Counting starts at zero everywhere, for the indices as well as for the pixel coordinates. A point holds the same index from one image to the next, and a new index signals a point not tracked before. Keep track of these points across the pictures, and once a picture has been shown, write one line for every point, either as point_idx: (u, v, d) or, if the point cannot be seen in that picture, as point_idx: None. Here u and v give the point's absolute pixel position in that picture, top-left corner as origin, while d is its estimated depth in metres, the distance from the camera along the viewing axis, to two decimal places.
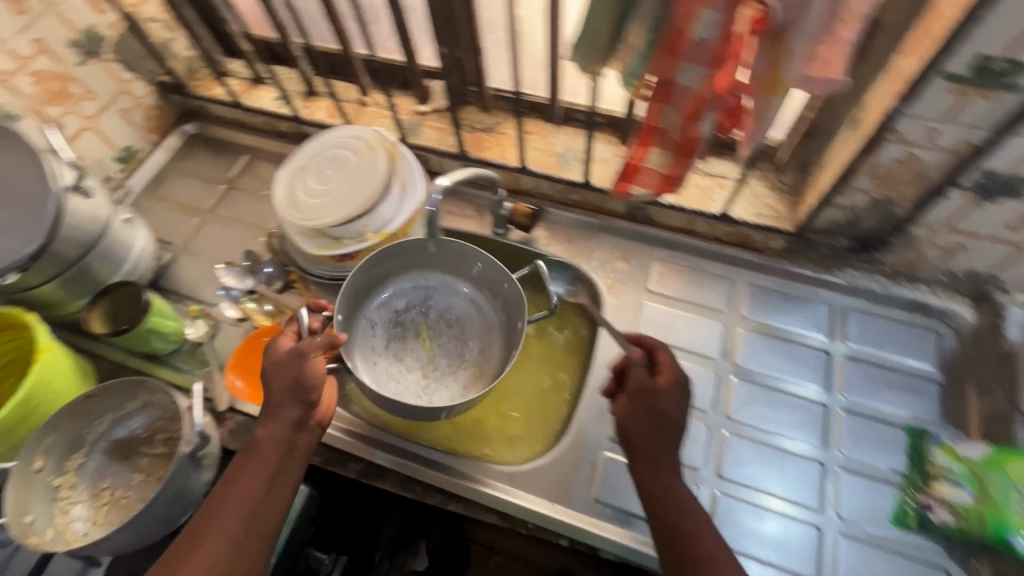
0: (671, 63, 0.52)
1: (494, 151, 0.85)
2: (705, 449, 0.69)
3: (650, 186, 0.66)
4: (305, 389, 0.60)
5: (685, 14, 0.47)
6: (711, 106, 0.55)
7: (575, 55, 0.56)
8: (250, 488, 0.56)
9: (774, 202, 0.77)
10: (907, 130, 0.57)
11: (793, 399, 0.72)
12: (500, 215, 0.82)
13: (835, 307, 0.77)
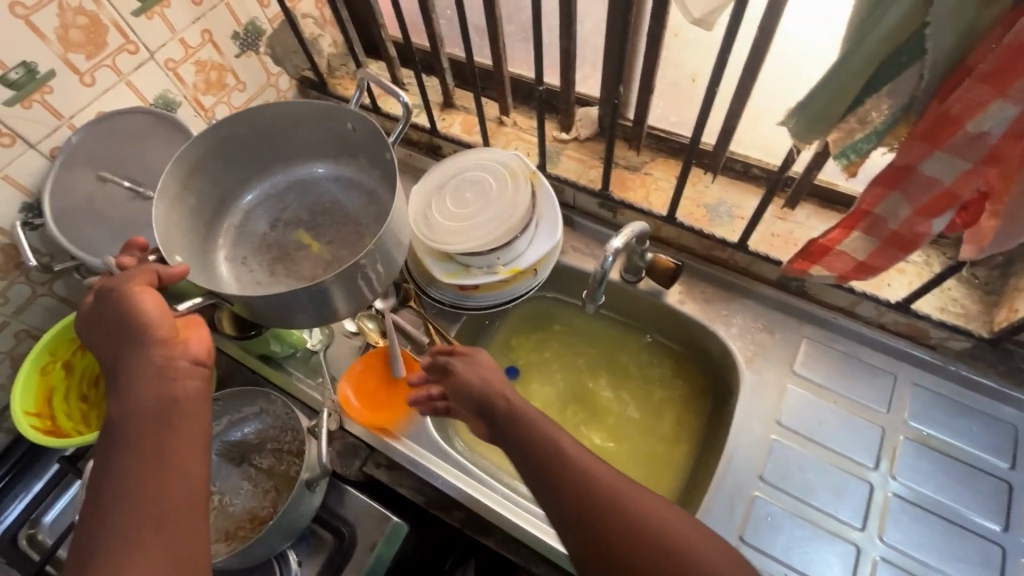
0: (923, 151, 0.44)
1: (638, 192, 0.79)
2: (851, 574, 0.61)
3: (839, 270, 0.59)
4: (146, 323, 0.49)
5: (966, 101, 0.39)
6: (958, 203, 0.46)
7: (795, 122, 0.48)
8: (111, 464, 0.45)
9: (963, 299, 0.68)
10: None
11: (961, 531, 0.63)
12: (636, 262, 0.76)
13: (1021, 429, 0.66)
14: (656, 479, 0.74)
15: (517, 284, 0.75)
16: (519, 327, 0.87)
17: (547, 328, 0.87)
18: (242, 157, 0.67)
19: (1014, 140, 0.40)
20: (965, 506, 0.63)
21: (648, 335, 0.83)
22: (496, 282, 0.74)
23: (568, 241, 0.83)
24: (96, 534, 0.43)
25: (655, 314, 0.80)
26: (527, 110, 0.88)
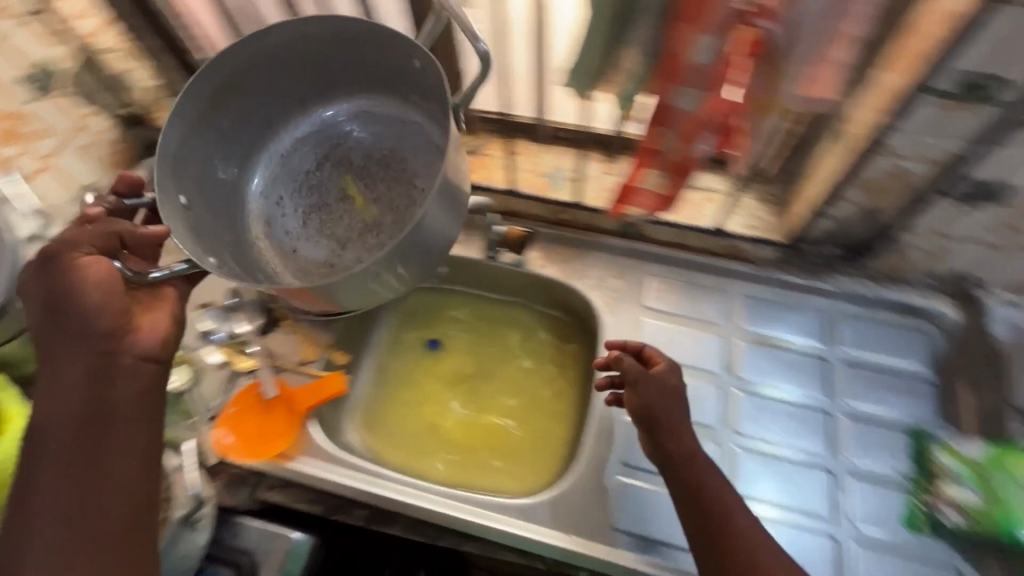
0: (667, 88, 0.52)
1: (480, 173, 0.84)
2: (718, 469, 0.69)
3: (646, 208, 0.66)
4: (86, 308, 0.51)
5: (680, 38, 0.48)
6: (709, 129, 0.55)
7: (572, 81, 0.55)
8: (42, 468, 0.47)
9: (764, 214, 0.79)
10: (900, 144, 0.59)
11: (797, 408, 0.73)
12: (492, 238, 0.81)
13: (829, 313, 0.77)
14: (549, 429, 0.79)
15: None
16: (403, 325, 0.88)
17: (430, 320, 0.88)
18: (230, 124, 0.60)
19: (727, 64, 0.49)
20: (797, 386, 0.74)
21: (522, 304, 0.87)
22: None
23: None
24: (18, 539, 0.46)
25: (520, 283, 0.84)
26: None
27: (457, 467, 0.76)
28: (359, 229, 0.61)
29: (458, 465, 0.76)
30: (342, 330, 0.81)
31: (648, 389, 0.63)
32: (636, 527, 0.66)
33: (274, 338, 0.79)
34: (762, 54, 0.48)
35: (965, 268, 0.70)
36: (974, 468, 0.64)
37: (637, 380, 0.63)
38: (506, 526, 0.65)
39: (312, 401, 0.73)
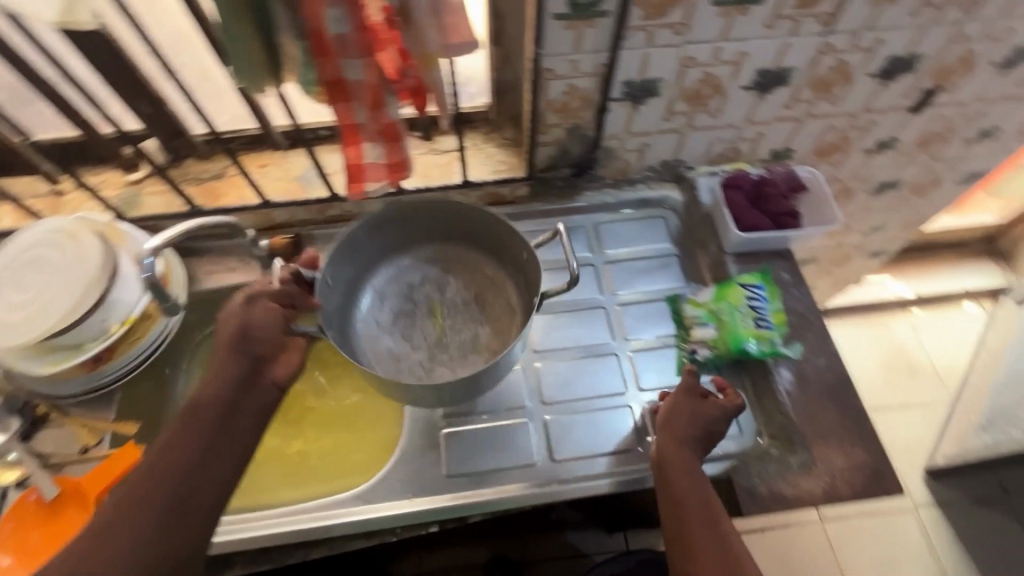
0: (331, 62, 0.57)
1: (229, 195, 0.85)
2: (526, 387, 0.78)
3: (382, 178, 0.71)
4: (249, 350, 0.58)
5: (315, 15, 0.53)
6: (387, 90, 0.62)
7: (243, 81, 0.58)
8: (181, 457, 0.51)
9: (505, 157, 0.90)
10: (556, 66, 0.70)
11: (582, 312, 0.84)
12: (261, 254, 0.83)
13: (588, 226, 0.91)
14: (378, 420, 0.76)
15: (150, 333, 0.76)
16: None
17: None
18: (395, 230, 0.81)
19: (366, 31, 0.55)
20: (575, 296, 0.85)
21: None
22: (120, 340, 0.73)
23: (201, 267, 0.86)
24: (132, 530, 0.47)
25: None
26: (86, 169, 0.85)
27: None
28: (427, 356, 0.77)
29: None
30: None
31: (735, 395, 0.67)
32: (463, 469, 0.72)
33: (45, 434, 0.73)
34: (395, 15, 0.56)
35: (662, 155, 0.88)
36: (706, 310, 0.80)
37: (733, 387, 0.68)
38: (349, 514, 0.69)
39: (103, 486, 0.69)
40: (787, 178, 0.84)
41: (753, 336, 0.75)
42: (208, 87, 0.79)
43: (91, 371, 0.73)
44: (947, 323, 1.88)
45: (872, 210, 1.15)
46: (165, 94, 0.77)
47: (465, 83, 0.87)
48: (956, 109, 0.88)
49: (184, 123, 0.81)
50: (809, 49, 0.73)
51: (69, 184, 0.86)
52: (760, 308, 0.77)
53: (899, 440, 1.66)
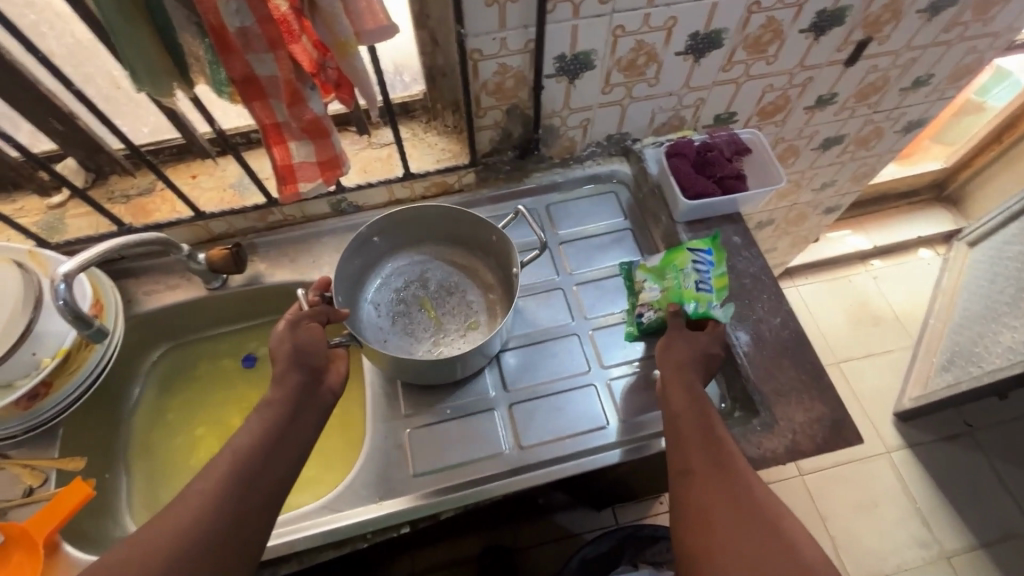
0: (239, 60, 0.54)
1: (162, 210, 0.81)
2: (489, 377, 0.77)
3: (317, 178, 0.68)
4: (307, 362, 0.60)
5: (212, 11, 0.50)
6: (305, 84, 0.59)
7: (146, 87, 0.54)
8: (258, 452, 0.54)
9: (447, 145, 0.87)
10: (483, 46, 0.68)
11: (540, 295, 0.83)
12: (201, 268, 0.80)
13: (540, 208, 0.90)
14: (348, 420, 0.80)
15: (87, 362, 0.71)
16: (158, 391, 0.87)
17: (190, 373, 0.89)
18: (393, 233, 0.81)
19: (270, 22, 0.52)
20: (532, 281, 0.84)
21: (261, 320, 0.90)
22: (55, 372, 0.68)
23: (139, 289, 0.82)
24: (215, 511, 0.50)
25: (255, 302, 0.86)
26: (2, 196, 0.80)
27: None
28: (436, 345, 0.78)
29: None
30: (144, 392, 0.87)
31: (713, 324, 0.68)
32: (429, 466, 0.71)
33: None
34: (300, 3, 0.52)
35: (606, 129, 0.87)
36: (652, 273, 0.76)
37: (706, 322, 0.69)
38: (318, 524, 0.66)
39: (50, 526, 0.65)
40: (729, 141, 0.84)
41: (691, 297, 0.68)
42: (122, 97, 0.75)
43: (27, 410, 0.68)
44: (907, 270, 1.92)
45: (821, 166, 1.17)
46: (73, 108, 0.72)
47: (397, 71, 0.84)
48: (889, 59, 0.89)
49: (102, 138, 0.77)
50: (738, 9, 0.72)
51: None
52: (704, 271, 0.70)
53: (869, 386, 1.71)
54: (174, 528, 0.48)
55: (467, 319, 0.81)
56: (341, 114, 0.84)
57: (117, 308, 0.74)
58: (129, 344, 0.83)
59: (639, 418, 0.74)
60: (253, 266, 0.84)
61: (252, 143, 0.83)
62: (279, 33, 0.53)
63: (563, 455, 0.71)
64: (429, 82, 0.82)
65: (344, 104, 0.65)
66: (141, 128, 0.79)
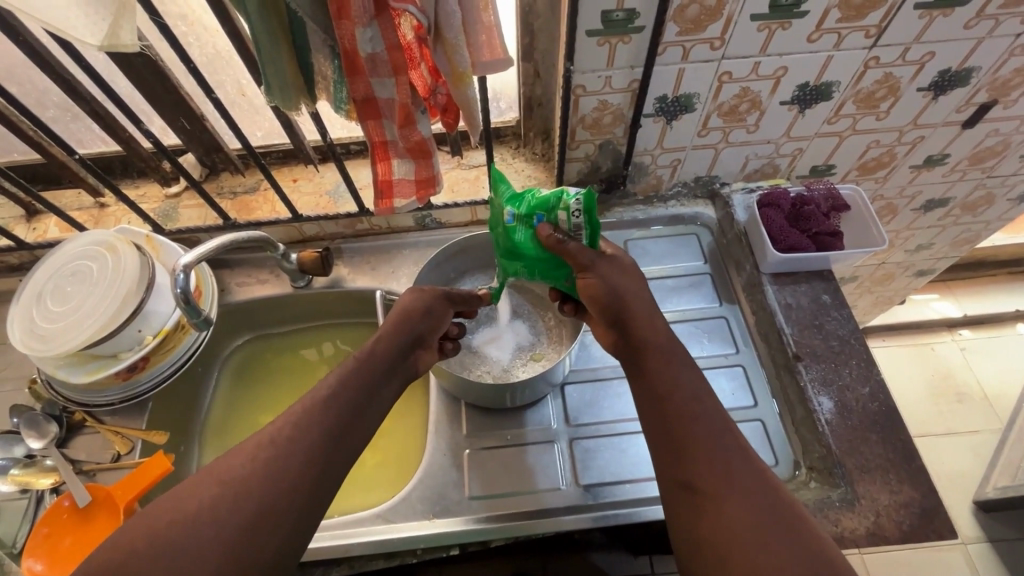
0: (363, 81, 0.57)
1: (263, 209, 0.87)
2: (552, 410, 0.76)
3: (411, 196, 0.71)
4: (412, 329, 0.63)
5: (347, 36, 0.52)
6: (417, 107, 0.61)
7: (275, 98, 0.58)
8: (338, 403, 0.54)
9: (534, 172, 0.89)
10: (587, 82, 0.68)
11: None
12: (291, 268, 0.84)
13: (618, 243, 0.90)
14: (407, 431, 0.83)
15: (182, 343, 0.77)
16: (235, 377, 0.92)
17: (267, 363, 0.93)
18: (471, 252, 0.82)
19: (398, 50, 0.55)
20: None
21: (336, 321, 0.94)
22: (154, 350, 0.74)
23: (232, 280, 0.88)
24: (284, 458, 0.49)
25: (332, 304, 0.90)
26: (129, 182, 0.89)
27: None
28: (492, 370, 0.78)
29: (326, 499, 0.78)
30: (223, 378, 0.92)
31: (603, 269, 0.60)
32: (485, 490, 0.71)
33: (79, 443, 0.76)
34: (425, 34, 0.55)
35: (695, 171, 0.86)
36: (558, 197, 0.58)
37: (592, 263, 0.60)
38: (372, 534, 0.68)
39: (134, 491, 0.69)
40: (827, 195, 0.80)
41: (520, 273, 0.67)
42: (243, 102, 0.80)
43: (125, 380, 0.74)
44: (1000, 345, 1.77)
45: (919, 226, 1.10)
46: (201, 110, 0.79)
47: (495, 98, 0.86)
48: (1012, 123, 0.83)
49: (221, 139, 0.84)
50: (854, 63, 0.70)
51: (112, 197, 0.89)
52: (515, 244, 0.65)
53: (947, 466, 1.58)
54: (250, 463, 0.48)
55: (525, 348, 0.80)
56: (439, 133, 0.87)
57: (213, 296, 0.80)
58: (217, 329, 0.89)
59: None
60: (337, 270, 0.88)
61: (350, 152, 0.87)
62: (402, 60, 0.55)
63: (622, 500, 0.69)
64: (524, 110, 0.84)
65: (447, 128, 0.67)
66: (256, 131, 0.85)
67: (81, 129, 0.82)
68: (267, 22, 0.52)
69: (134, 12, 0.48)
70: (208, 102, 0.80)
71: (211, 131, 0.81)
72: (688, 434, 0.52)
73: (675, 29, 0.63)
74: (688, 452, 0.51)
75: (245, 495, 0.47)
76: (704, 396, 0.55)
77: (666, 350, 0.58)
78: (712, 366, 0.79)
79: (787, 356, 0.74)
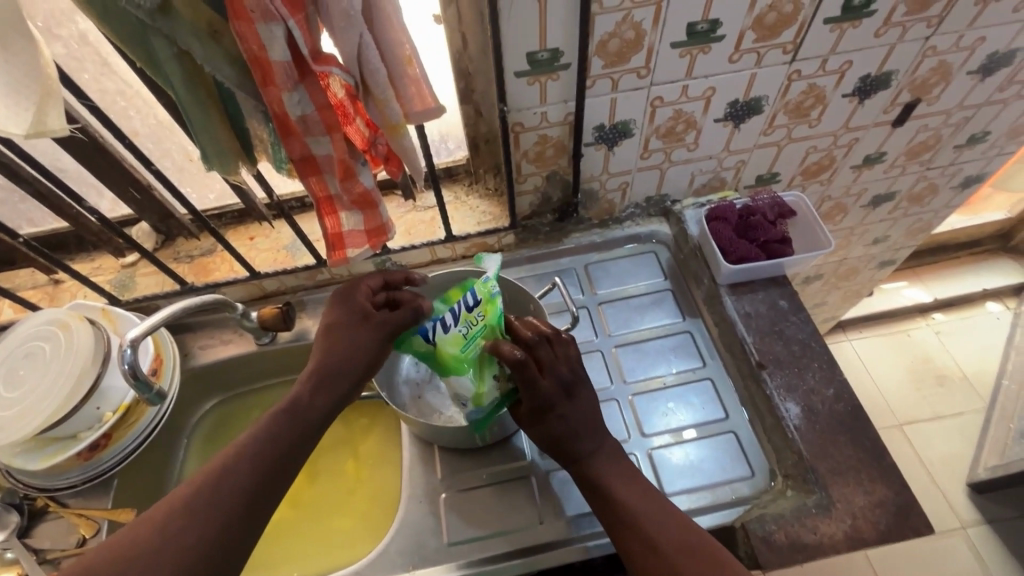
0: (299, 141, 0.58)
1: (221, 270, 0.86)
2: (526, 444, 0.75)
3: (364, 244, 0.71)
4: (342, 367, 0.63)
5: (275, 101, 0.53)
6: (356, 160, 0.62)
7: (215, 166, 0.59)
8: (263, 457, 0.56)
9: (488, 207, 0.90)
10: (523, 119, 0.70)
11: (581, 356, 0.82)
12: (253, 326, 0.84)
13: (579, 267, 0.90)
14: (386, 477, 0.82)
15: (144, 415, 0.75)
16: (206, 443, 0.90)
17: (239, 424, 0.92)
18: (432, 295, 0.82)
19: (328, 109, 0.56)
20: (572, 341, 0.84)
21: None
22: (116, 426, 0.72)
23: (195, 343, 0.87)
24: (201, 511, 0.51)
25: (299, 357, 0.89)
26: (83, 256, 0.88)
27: (303, 549, 0.77)
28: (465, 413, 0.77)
29: (306, 557, 0.76)
30: (196, 442, 0.90)
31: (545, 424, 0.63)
32: (464, 534, 0.69)
33: (43, 531, 0.73)
34: (354, 91, 0.56)
35: (645, 192, 0.88)
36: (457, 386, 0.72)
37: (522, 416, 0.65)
38: None
39: None
40: (772, 204, 0.83)
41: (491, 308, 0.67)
42: (192, 167, 0.81)
43: (87, 461, 0.72)
44: (973, 325, 1.81)
45: (872, 221, 1.13)
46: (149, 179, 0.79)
47: (443, 139, 0.88)
48: (940, 118, 0.87)
49: (172, 205, 0.84)
50: (777, 77, 0.72)
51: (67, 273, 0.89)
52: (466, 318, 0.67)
53: (936, 451, 1.60)
54: (169, 521, 0.50)
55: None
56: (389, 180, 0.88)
57: (174, 361, 0.82)
58: (183, 395, 0.87)
59: (681, 491, 0.70)
60: (301, 323, 0.87)
61: (304, 205, 0.88)
62: (334, 118, 0.56)
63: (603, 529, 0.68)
64: (472, 149, 0.85)
65: (391, 175, 0.68)
66: (208, 193, 0.86)
67: (31, 208, 0.82)
68: (196, 96, 0.53)
69: (59, 97, 0.49)
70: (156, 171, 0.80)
71: (162, 199, 0.82)
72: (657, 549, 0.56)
73: (600, 62, 0.65)
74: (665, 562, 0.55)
75: (159, 548, 0.49)
76: (657, 500, 0.60)
77: (612, 462, 0.63)
78: (681, 383, 0.79)
79: (751, 365, 0.75)
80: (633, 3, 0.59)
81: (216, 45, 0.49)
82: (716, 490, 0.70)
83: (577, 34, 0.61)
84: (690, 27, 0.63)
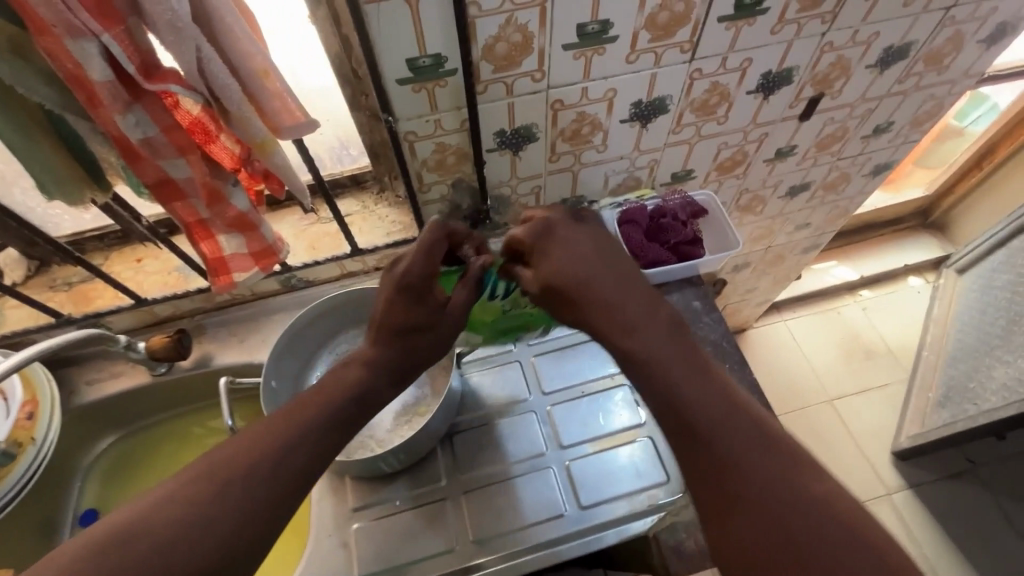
0: (150, 165, 0.52)
1: (104, 298, 0.79)
2: (443, 464, 0.73)
3: (251, 267, 0.66)
4: (386, 348, 0.57)
5: (108, 124, 0.47)
6: (226, 182, 0.57)
7: (57, 197, 0.53)
8: (298, 451, 0.50)
9: (398, 216, 0.86)
10: (415, 128, 0.66)
11: (501, 366, 0.80)
12: (141, 357, 0.77)
13: None
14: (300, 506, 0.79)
15: (18, 464, 0.68)
16: (105, 484, 0.83)
17: (141, 460, 0.85)
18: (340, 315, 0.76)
19: (177, 129, 0.50)
20: (489, 351, 0.82)
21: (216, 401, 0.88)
22: None
23: (81, 378, 0.80)
24: (228, 504, 0.46)
25: (202, 385, 0.83)
26: None
27: None
28: (378, 438, 0.73)
29: None
30: (92, 483, 0.83)
31: (563, 288, 0.59)
32: (375, 565, 0.67)
33: None
34: (207, 108, 0.51)
35: (560, 194, 0.86)
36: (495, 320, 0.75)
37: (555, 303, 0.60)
38: None
39: None
40: (684, 204, 0.82)
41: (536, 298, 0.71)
42: None
43: None
44: (897, 300, 1.90)
45: (791, 211, 1.15)
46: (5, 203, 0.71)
47: (344, 146, 0.81)
48: (844, 111, 0.88)
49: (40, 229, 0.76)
50: (678, 77, 0.71)
51: None
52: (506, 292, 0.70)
53: (865, 423, 1.69)
54: (194, 507, 0.45)
55: (409, 406, 0.75)
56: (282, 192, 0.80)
57: (54, 403, 0.74)
58: (66, 440, 0.79)
59: (595, 503, 0.69)
60: (201, 349, 0.82)
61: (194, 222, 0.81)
62: (186, 139, 0.51)
63: (519, 546, 0.67)
64: (374, 156, 0.81)
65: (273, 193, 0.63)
66: (82, 214, 0.78)
67: None
68: (14, 121, 0.47)
69: None
70: (14, 193, 0.72)
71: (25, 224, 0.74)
72: (739, 481, 0.47)
73: (489, 67, 0.61)
74: (745, 494, 0.47)
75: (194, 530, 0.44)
76: (740, 414, 0.50)
77: (670, 356, 0.54)
78: (601, 389, 0.78)
79: None
80: (515, 5, 0.56)
81: (23, 63, 0.43)
82: (631, 499, 0.69)
83: (459, 39, 0.57)
84: (580, 28, 0.60)
